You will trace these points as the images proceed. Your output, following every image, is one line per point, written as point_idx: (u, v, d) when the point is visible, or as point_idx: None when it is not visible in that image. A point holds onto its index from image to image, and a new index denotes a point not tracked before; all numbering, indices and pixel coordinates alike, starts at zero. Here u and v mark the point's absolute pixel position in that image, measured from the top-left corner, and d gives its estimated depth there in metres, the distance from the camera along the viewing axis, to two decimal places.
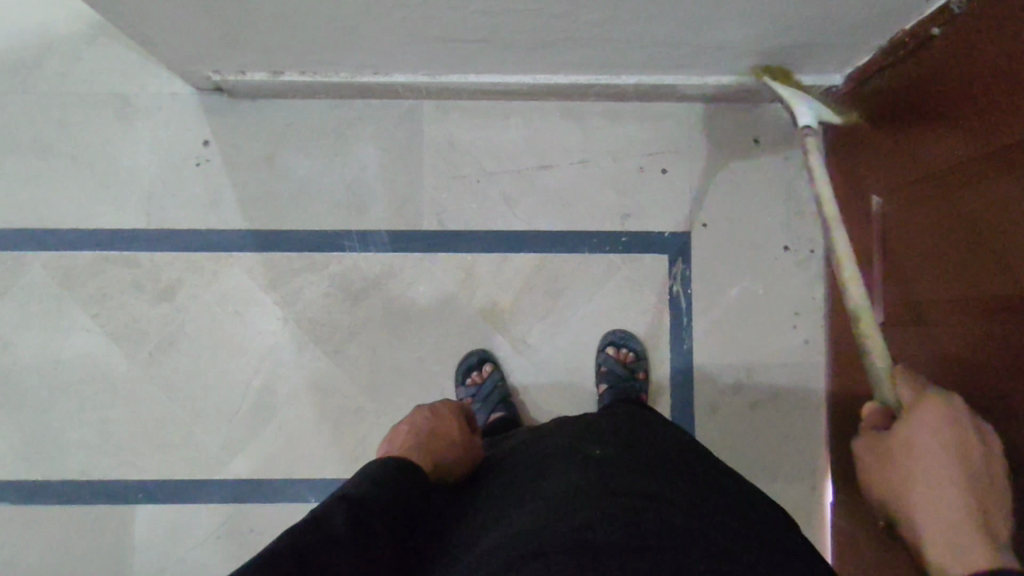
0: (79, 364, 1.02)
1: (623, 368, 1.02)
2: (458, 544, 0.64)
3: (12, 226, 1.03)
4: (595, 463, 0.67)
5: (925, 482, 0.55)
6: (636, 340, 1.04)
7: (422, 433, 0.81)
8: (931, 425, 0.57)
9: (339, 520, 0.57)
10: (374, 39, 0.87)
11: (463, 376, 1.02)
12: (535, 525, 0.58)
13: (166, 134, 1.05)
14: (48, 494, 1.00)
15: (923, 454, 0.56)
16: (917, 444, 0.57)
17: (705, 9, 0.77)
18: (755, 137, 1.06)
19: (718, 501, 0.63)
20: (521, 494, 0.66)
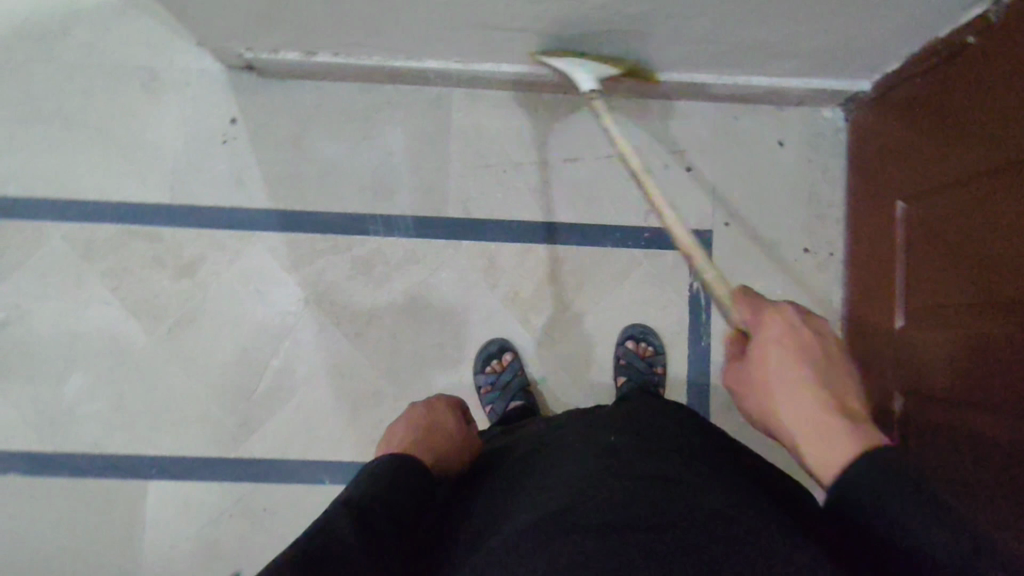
0: (96, 336, 1.01)
1: (641, 362, 1.03)
2: (469, 525, 0.63)
3: (34, 195, 1.02)
4: (609, 440, 0.65)
5: (789, 398, 0.53)
6: (655, 336, 1.05)
7: (419, 428, 0.79)
8: (773, 340, 0.54)
9: (346, 525, 0.56)
10: (412, 26, 0.87)
11: (483, 363, 1.03)
12: (549, 505, 0.57)
13: (193, 110, 1.04)
14: (61, 466, 1.00)
15: (776, 374, 0.54)
16: (769, 365, 0.54)
17: (746, 8, 0.77)
18: (779, 138, 1.09)
19: (736, 476, 0.61)
20: (538, 471, 0.64)
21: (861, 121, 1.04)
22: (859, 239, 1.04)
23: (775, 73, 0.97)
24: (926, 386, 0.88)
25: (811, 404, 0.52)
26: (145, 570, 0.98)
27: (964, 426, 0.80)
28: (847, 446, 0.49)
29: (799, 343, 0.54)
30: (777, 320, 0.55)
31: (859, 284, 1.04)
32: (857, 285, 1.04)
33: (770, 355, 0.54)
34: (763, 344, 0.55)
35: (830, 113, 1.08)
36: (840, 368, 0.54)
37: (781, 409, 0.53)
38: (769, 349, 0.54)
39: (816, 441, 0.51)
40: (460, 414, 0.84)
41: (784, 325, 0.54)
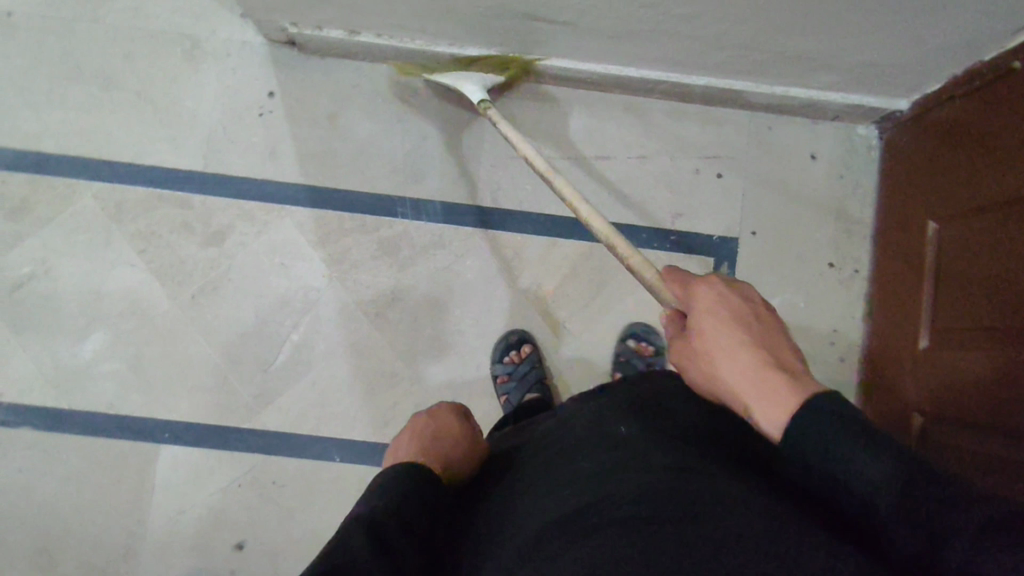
0: (120, 297, 1.01)
1: (640, 362, 1.02)
2: (493, 524, 0.60)
3: (68, 153, 1.03)
4: (622, 435, 0.63)
5: (730, 362, 0.58)
6: (658, 336, 1.04)
7: (424, 436, 0.75)
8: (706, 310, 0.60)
9: (362, 535, 0.53)
10: (458, 11, 0.87)
11: (502, 353, 1.02)
12: (573, 507, 0.55)
13: (232, 81, 1.05)
14: (74, 424, 1.00)
15: (716, 340, 0.59)
16: (707, 333, 0.60)
17: (794, 16, 0.77)
18: (811, 152, 1.09)
19: (761, 473, 0.59)
20: (555, 465, 0.62)
21: (896, 140, 1.03)
22: (887, 257, 1.04)
23: (815, 85, 0.97)
24: (949, 407, 0.87)
25: (747, 362, 0.57)
26: (152, 533, 0.99)
27: (985, 448, 0.80)
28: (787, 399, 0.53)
29: (728, 311, 0.60)
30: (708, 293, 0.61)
31: (883, 302, 1.04)
32: (882, 302, 1.04)
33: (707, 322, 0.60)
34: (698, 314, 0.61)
35: (864, 130, 1.09)
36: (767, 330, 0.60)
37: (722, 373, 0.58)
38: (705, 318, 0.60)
39: (758, 398, 0.54)
40: (464, 418, 0.79)
41: (715, 297, 0.61)
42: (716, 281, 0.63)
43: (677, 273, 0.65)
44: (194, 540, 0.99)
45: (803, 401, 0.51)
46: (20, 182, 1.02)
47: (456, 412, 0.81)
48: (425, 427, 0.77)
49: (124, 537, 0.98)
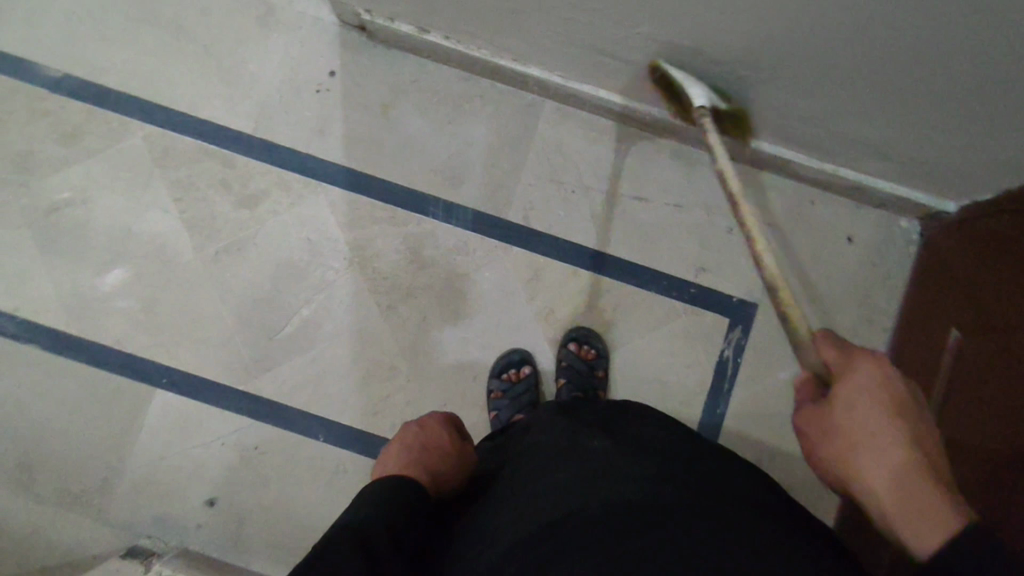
0: (148, 239, 1.04)
1: (583, 365, 1.02)
2: (478, 526, 0.61)
3: (127, 92, 1.06)
4: (594, 454, 0.62)
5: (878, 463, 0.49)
6: (597, 340, 1.05)
7: (413, 448, 0.72)
8: (867, 395, 0.51)
9: (343, 544, 0.53)
10: (530, 32, 0.88)
11: (501, 368, 1.03)
12: (542, 524, 0.55)
13: (297, 53, 1.07)
14: (79, 351, 1.02)
15: (867, 429, 0.50)
16: (845, 408, 0.52)
17: (855, 97, 0.77)
18: (848, 234, 1.08)
19: (737, 492, 0.58)
20: (525, 480, 0.62)
21: (936, 240, 1.02)
22: (906, 354, 1.02)
23: (865, 169, 0.96)
24: None
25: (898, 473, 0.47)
26: (130, 472, 1.01)
27: None
28: (930, 505, 0.45)
29: (901, 405, 0.50)
30: (868, 371, 0.52)
31: None
32: None
33: (858, 406, 0.51)
34: (855, 395, 0.51)
35: (906, 223, 1.07)
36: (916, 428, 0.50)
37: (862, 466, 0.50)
38: (862, 405, 0.51)
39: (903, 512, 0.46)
40: (453, 432, 0.77)
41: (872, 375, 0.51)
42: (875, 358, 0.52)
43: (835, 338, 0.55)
44: (168, 486, 1.01)
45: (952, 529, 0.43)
46: (77, 110, 1.05)
47: (445, 426, 0.78)
48: (414, 438, 0.74)
49: (103, 469, 1.00)
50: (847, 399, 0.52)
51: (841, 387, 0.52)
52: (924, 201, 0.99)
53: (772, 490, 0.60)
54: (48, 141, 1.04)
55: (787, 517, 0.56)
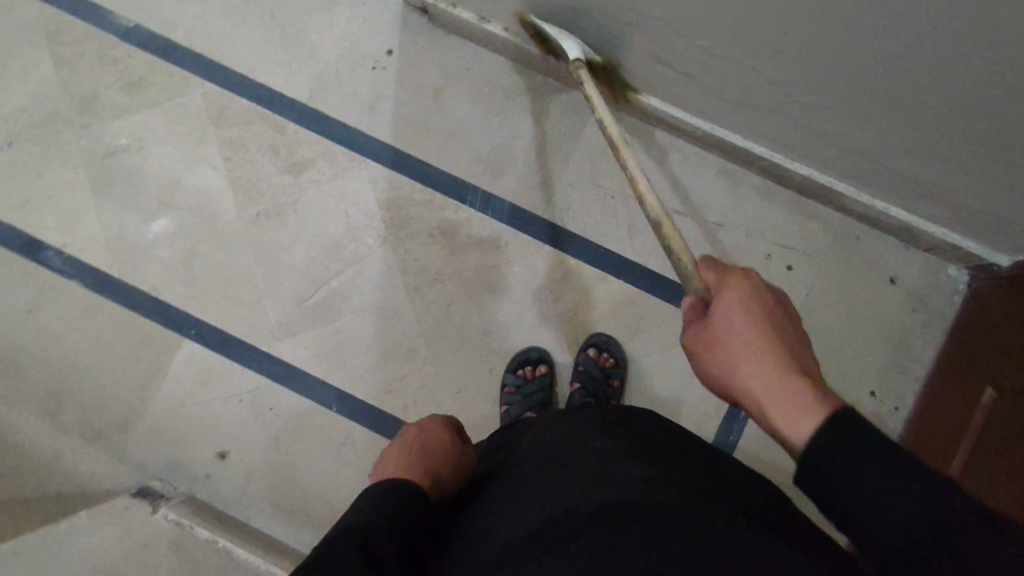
0: (194, 193, 1.07)
1: (599, 372, 1.02)
2: (474, 522, 0.61)
3: (192, 49, 1.09)
4: (592, 455, 0.60)
5: (755, 371, 0.50)
6: (618, 348, 1.04)
7: (413, 453, 0.71)
8: (741, 301, 0.53)
9: (344, 542, 0.52)
10: (587, 31, 0.87)
11: (517, 365, 1.04)
12: (535, 527, 0.54)
13: (359, 29, 1.09)
14: (117, 293, 1.06)
15: (745, 336, 0.51)
16: (725, 319, 0.53)
17: (914, 135, 0.74)
18: (892, 274, 1.04)
19: (747, 502, 0.55)
20: (521, 477, 0.62)
21: (983, 292, 0.98)
22: (936, 406, 0.99)
23: (917, 210, 0.93)
24: None
25: (771, 372, 0.49)
26: (150, 415, 1.04)
27: None
28: (805, 395, 0.46)
29: (770, 313, 0.52)
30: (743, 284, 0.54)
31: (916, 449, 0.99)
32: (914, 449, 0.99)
33: (736, 315, 0.53)
34: (731, 306, 0.53)
35: (954, 271, 1.03)
36: (783, 333, 0.52)
37: (743, 374, 0.50)
38: (737, 310, 0.53)
39: (783, 409, 0.46)
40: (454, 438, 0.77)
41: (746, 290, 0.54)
42: (746, 275, 0.55)
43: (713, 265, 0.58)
44: (184, 433, 1.04)
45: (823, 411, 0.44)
46: (143, 61, 1.09)
47: (447, 431, 0.78)
48: (414, 444, 0.73)
49: (124, 409, 1.04)
50: (727, 310, 0.53)
51: (721, 297, 0.54)
52: (975, 250, 0.94)
53: (775, 501, 0.57)
54: (113, 88, 1.08)
55: (801, 535, 0.52)
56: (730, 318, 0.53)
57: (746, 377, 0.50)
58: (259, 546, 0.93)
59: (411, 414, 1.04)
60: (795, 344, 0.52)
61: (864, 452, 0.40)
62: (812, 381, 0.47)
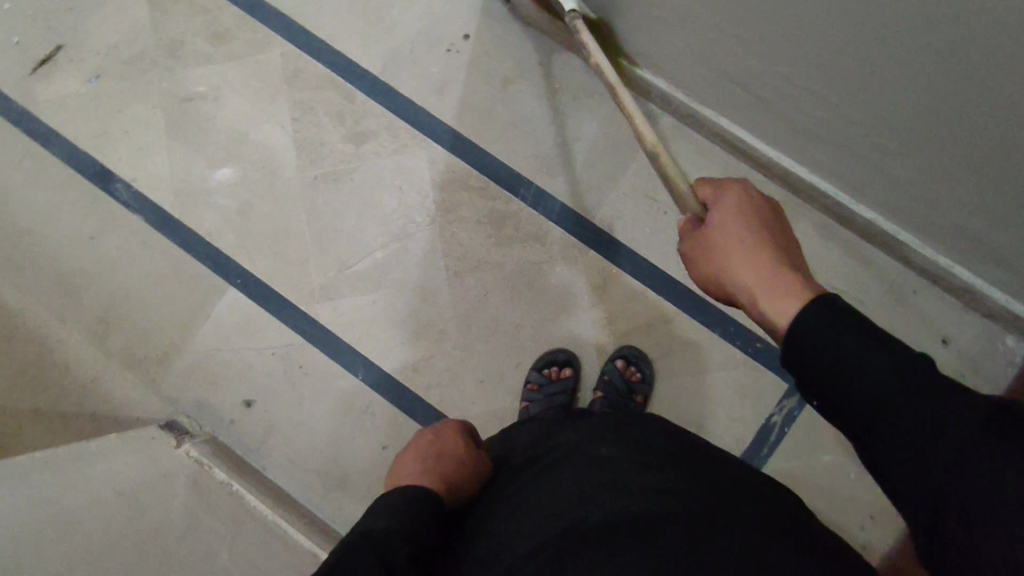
0: (259, 148, 1.10)
1: (624, 384, 1.01)
2: (491, 526, 0.59)
3: (279, 10, 1.13)
4: (604, 466, 0.58)
5: (746, 267, 0.53)
6: (647, 364, 1.02)
7: (427, 458, 0.72)
8: (735, 208, 0.57)
9: (360, 544, 0.54)
10: (664, 39, 0.86)
11: (542, 364, 1.04)
12: (550, 536, 0.52)
13: (440, 10, 1.10)
14: (174, 233, 1.10)
15: (737, 237, 0.55)
16: (720, 223, 0.57)
17: (992, 193, 0.71)
18: (944, 335, 1.00)
19: (775, 526, 0.52)
20: (532, 484, 0.60)
21: None
22: None
23: (982, 273, 0.89)
24: None
25: (762, 268, 0.52)
26: (187, 353, 1.08)
27: None
28: (790, 285, 0.49)
29: (762, 216, 0.56)
30: (737, 191, 0.57)
31: None
32: None
33: (729, 218, 0.56)
34: (726, 212, 0.57)
35: (1013, 342, 0.98)
36: (775, 235, 0.55)
37: (736, 272, 0.54)
38: (731, 215, 0.56)
39: (772, 298, 0.49)
40: (466, 437, 0.77)
41: (739, 198, 0.57)
42: (742, 184, 0.58)
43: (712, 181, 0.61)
44: (216, 377, 1.08)
45: (806, 296, 0.47)
46: (232, 14, 1.13)
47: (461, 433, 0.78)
48: (427, 449, 0.74)
49: (165, 344, 1.09)
50: (721, 213, 0.57)
51: (718, 206, 0.58)
52: None
53: (806, 526, 0.54)
54: (200, 37, 1.13)
55: (836, 565, 0.49)
56: (724, 222, 0.56)
57: (739, 274, 0.53)
58: (264, 496, 0.98)
59: (432, 395, 1.06)
60: (785, 246, 0.55)
61: (889, 405, 0.41)
62: (800, 274, 0.51)
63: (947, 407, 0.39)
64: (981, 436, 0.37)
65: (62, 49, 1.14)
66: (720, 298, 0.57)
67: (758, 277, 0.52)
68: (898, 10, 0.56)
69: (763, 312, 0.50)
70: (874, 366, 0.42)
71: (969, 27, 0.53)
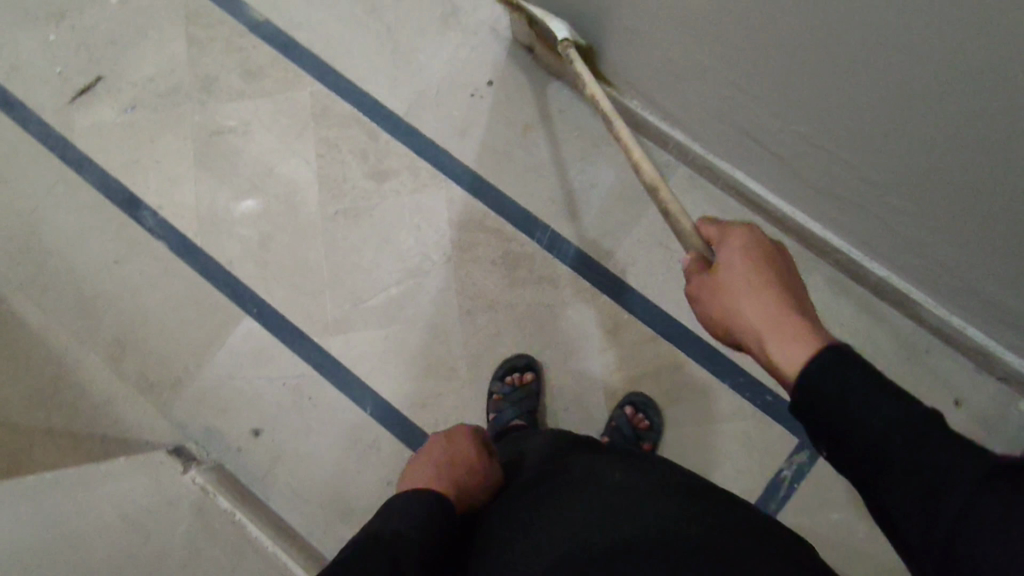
0: (284, 182, 1.13)
1: (631, 431, 1.00)
2: (495, 544, 0.59)
3: (311, 50, 1.17)
4: (612, 488, 0.58)
5: (754, 310, 0.53)
6: (655, 411, 1.02)
7: (442, 463, 0.72)
8: (743, 250, 0.57)
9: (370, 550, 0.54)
10: (682, 93, 0.89)
11: (505, 371, 1.04)
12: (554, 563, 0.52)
13: (465, 56, 1.14)
14: (195, 261, 1.13)
15: (745, 278, 0.55)
16: (727, 264, 0.57)
17: (1007, 255, 0.72)
18: (957, 396, 0.99)
19: (785, 544, 0.51)
20: (537, 502, 0.60)
21: None
22: None
23: (997, 335, 0.89)
24: None
25: (770, 313, 0.52)
26: (200, 379, 1.10)
27: None
28: (800, 331, 0.49)
29: (770, 259, 0.57)
30: (743, 233, 0.58)
31: None
32: None
33: (737, 259, 0.57)
34: (732, 253, 0.58)
35: None
36: (783, 278, 0.55)
37: (744, 315, 0.54)
38: (739, 257, 0.57)
39: (781, 343, 0.50)
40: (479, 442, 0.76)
41: (747, 240, 0.58)
42: (749, 226, 0.59)
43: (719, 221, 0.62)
44: (227, 404, 1.09)
45: (815, 343, 0.48)
46: (265, 53, 1.17)
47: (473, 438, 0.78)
48: (441, 453, 0.74)
49: (179, 369, 1.10)
50: (729, 254, 0.58)
51: (725, 247, 0.58)
52: None
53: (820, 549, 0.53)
54: (233, 73, 1.17)
55: None
56: (732, 264, 0.57)
57: (747, 317, 0.54)
58: (267, 527, 0.97)
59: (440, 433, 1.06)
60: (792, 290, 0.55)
61: (894, 445, 0.41)
62: (808, 320, 0.51)
63: (952, 452, 0.39)
64: (984, 479, 0.37)
65: (100, 81, 1.19)
66: (727, 339, 0.58)
67: (767, 321, 0.52)
68: (909, 78, 0.58)
69: (772, 357, 0.50)
70: (880, 403, 0.42)
71: (985, 97, 0.55)
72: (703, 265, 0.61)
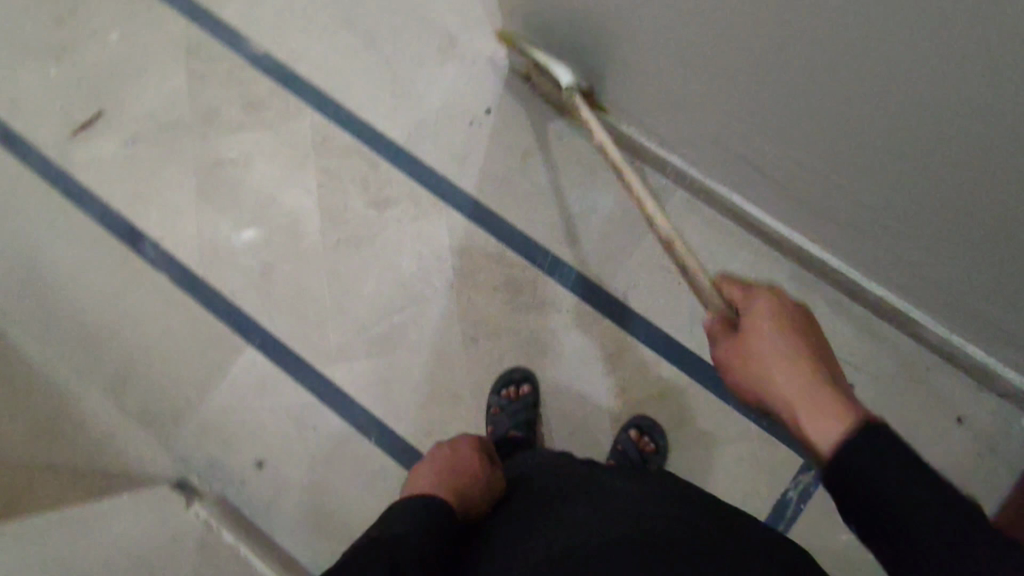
0: (285, 211, 1.14)
1: (637, 455, 1.00)
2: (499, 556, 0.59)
3: (310, 82, 1.18)
4: (620, 503, 0.57)
5: (784, 380, 0.52)
6: (660, 434, 1.02)
7: (444, 471, 0.73)
8: (768, 316, 0.56)
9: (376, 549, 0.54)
10: (680, 120, 0.91)
11: (501, 386, 1.05)
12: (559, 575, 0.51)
13: (463, 85, 1.15)
14: (197, 292, 1.13)
15: (772, 346, 0.54)
16: (752, 331, 0.56)
17: (1005, 274, 0.73)
18: (960, 413, 0.99)
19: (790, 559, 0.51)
20: (544, 515, 0.59)
21: None
22: None
23: (997, 353, 0.90)
24: None
25: (799, 384, 0.51)
26: (202, 411, 1.09)
27: None
28: (831, 404, 0.48)
29: (798, 326, 0.55)
30: (767, 299, 0.57)
31: None
32: None
33: (762, 326, 0.56)
34: (757, 319, 0.57)
35: None
36: (811, 345, 0.54)
37: (773, 385, 0.53)
38: (764, 324, 0.56)
39: (812, 416, 0.48)
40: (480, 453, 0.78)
41: (771, 306, 0.57)
42: (773, 291, 0.58)
43: (742, 284, 0.61)
44: (229, 436, 1.08)
45: (847, 418, 0.46)
46: (266, 85, 1.19)
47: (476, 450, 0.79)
48: (443, 462, 0.75)
49: (181, 401, 1.09)
50: (754, 321, 0.57)
51: (750, 313, 0.58)
52: None
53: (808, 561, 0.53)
54: (234, 105, 1.18)
55: None
56: (757, 331, 0.56)
57: (776, 387, 0.53)
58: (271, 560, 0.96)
59: None
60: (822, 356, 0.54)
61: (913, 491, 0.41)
62: (840, 390, 0.49)
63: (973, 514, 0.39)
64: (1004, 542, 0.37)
65: (101, 115, 1.20)
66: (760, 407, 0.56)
67: (796, 391, 0.51)
68: (902, 106, 0.60)
69: (805, 431, 0.48)
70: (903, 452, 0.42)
71: (979, 124, 0.56)
72: (729, 330, 0.60)
